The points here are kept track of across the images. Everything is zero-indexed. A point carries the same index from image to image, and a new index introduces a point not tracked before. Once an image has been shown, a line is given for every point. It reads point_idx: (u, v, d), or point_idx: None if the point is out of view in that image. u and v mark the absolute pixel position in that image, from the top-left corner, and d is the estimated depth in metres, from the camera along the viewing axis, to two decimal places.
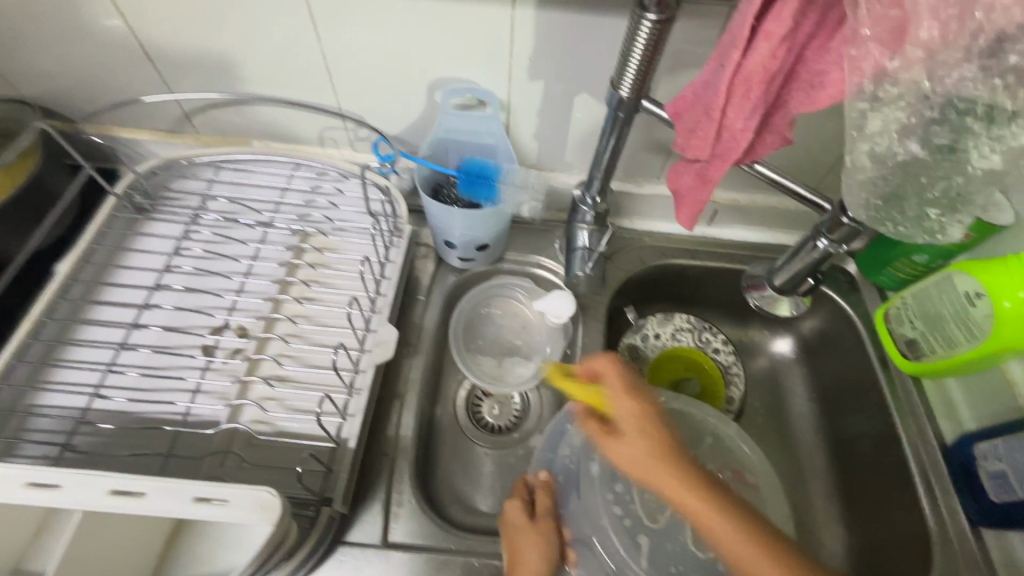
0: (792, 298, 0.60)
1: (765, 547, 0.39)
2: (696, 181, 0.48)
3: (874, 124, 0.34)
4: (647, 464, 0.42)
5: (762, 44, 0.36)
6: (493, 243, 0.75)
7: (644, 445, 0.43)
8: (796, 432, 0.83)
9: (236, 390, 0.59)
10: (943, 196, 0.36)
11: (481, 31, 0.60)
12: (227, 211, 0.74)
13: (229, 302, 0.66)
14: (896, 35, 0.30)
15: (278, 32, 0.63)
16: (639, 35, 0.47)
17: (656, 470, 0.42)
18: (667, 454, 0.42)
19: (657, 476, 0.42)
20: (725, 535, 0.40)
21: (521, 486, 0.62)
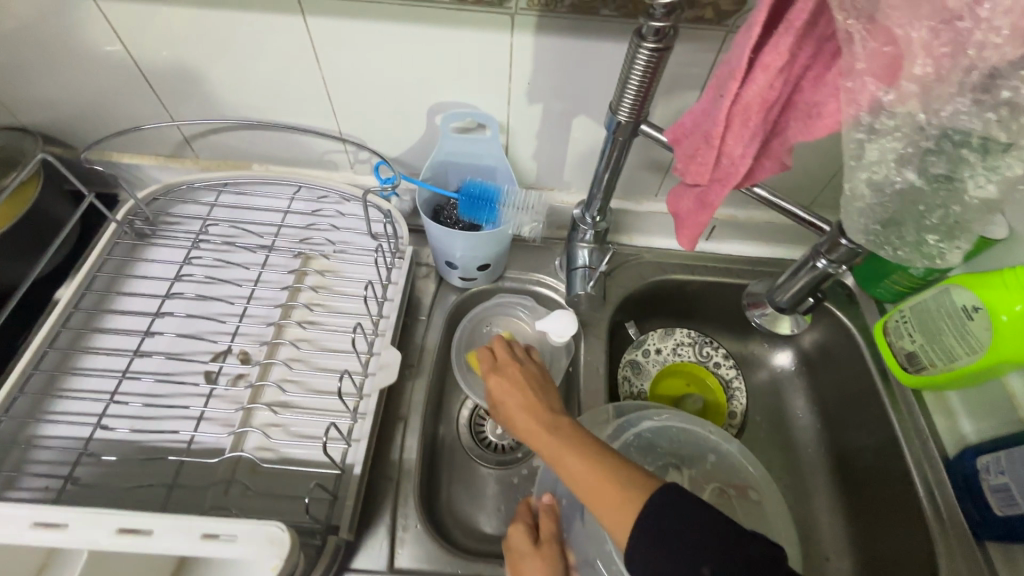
0: (794, 315, 0.62)
1: (603, 476, 0.42)
2: (695, 204, 0.49)
3: (871, 154, 0.34)
4: (526, 423, 0.51)
5: (759, 76, 0.37)
6: (495, 263, 0.75)
7: (519, 406, 0.52)
8: (798, 445, 0.84)
9: (239, 417, 0.59)
10: (941, 222, 0.36)
11: (480, 57, 0.61)
12: (228, 235, 0.74)
13: (231, 327, 0.66)
14: (890, 70, 0.31)
15: (280, 59, 0.63)
16: (637, 63, 0.48)
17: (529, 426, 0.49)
18: (534, 413, 0.50)
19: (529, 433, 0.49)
20: (573, 471, 0.44)
21: (523, 509, 0.60)
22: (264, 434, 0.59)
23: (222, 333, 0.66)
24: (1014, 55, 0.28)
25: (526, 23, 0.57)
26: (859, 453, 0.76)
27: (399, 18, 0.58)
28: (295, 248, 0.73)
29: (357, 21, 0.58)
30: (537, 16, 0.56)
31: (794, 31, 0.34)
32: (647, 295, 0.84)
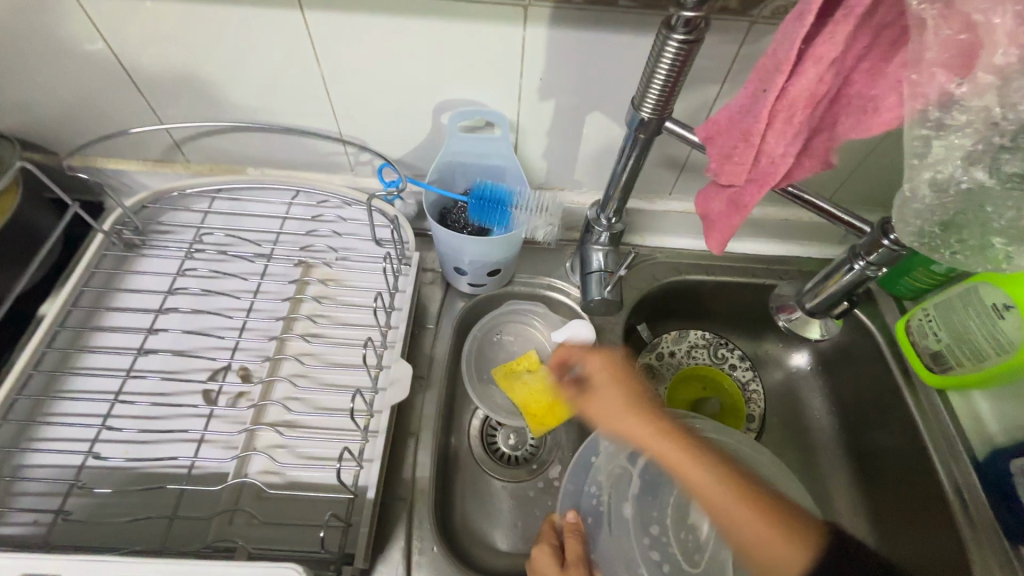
0: (825, 320, 0.58)
1: (776, 526, 0.44)
2: (727, 206, 0.46)
3: (936, 152, 0.32)
4: (634, 428, 0.51)
5: (810, 69, 0.34)
6: (505, 267, 0.72)
7: (632, 417, 0.51)
8: (814, 446, 0.81)
9: (242, 440, 0.56)
10: (1010, 224, 0.33)
11: (490, 52, 0.58)
12: (224, 244, 0.70)
13: (230, 342, 0.62)
14: (965, 59, 0.28)
15: (277, 56, 0.60)
16: (664, 57, 0.45)
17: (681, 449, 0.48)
18: (673, 433, 0.50)
19: (674, 453, 0.48)
20: (719, 504, 0.46)
21: (548, 529, 0.59)
22: (270, 457, 0.55)
23: (221, 349, 0.62)
24: None
25: (541, 15, 0.53)
26: (881, 454, 0.74)
27: (405, 12, 0.54)
28: (296, 256, 0.69)
29: (360, 16, 0.55)
30: (553, 8, 0.53)
31: (852, 19, 0.31)
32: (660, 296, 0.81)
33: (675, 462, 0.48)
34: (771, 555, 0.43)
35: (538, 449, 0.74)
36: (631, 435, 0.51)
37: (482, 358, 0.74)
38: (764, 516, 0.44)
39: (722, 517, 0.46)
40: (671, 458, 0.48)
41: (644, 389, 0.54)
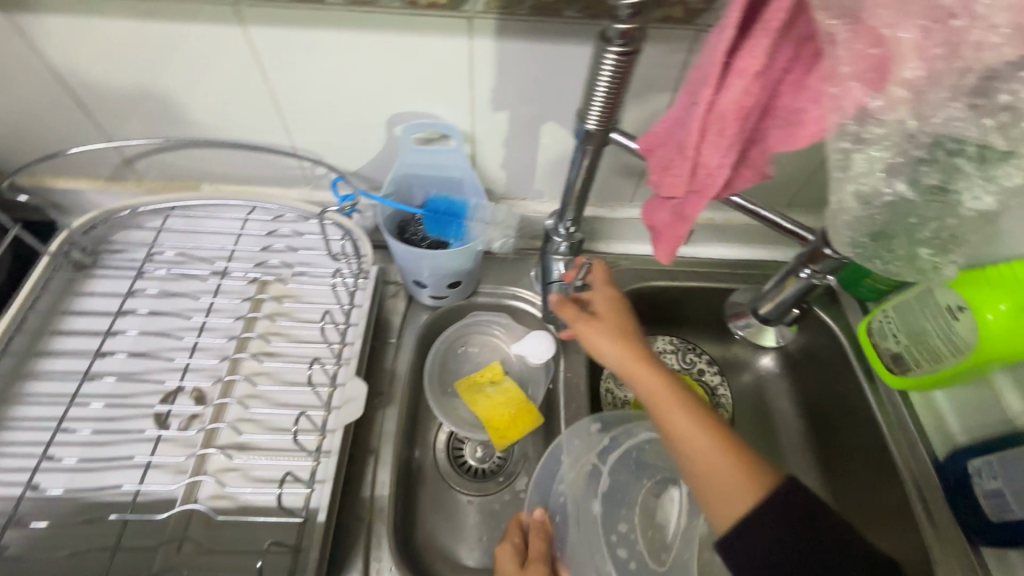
0: (779, 327, 0.60)
1: (736, 458, 0.46)
2: (672, 217, 0.46)
3: (858, 165, 0.31)
4: (620, 352, 0.54)
5: (736, 82, 0.34)
6: (466, 279, 0.71)
7: (620, 344, 0.54)
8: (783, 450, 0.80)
9: (191, 464, 0.54)
10: (936, 235, 0.33)
11: (438, 64, 0.57)
12: (177, 262, 0.68)
13: (180, 363, 0.61)
14: (878, 73, 0.28)
15: (221, 72, 0.59)
16: (604, 68, 0.45)
17: (658, 378, 0.51)
18: (656, 363, 0.52)
19: (653, 382, 0.51)
20: (689, 433, 0.48)
21: (513, 527, 0.58)
22: (219, 481, 0.54)
23: (171, 371, 0.61)
24: (1015, 56, 0.25)
25: (486, 27, 0.53)
26: (848, 456, 0.74)
27: (349, 26, 0.53)
28: (251, 272, 0.68)
29: (303, 30, 0.54)
30: (496, 19, 0.52)
31: (771, 33, 0.31)
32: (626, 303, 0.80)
33: (653, 390, 0.51)
34: (722, 480, 0.45)
35: (505, 461, 0.73)
36: (619, 362, 0.54)
37: (446, 370, 0.73)
38: (724, 447, 0.46)
39: (688, 445, 0.48)
40: (647, 385, 0.51)
41: (640, 332, 0.57)
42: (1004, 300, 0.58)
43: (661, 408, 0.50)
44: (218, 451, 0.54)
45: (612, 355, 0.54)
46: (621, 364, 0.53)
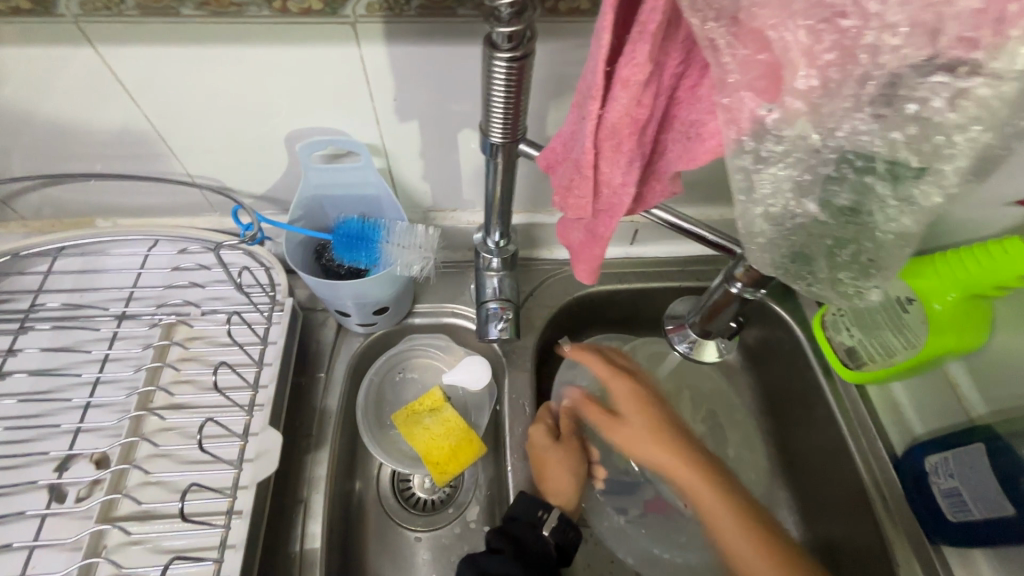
0: (719, 341, 0.52)
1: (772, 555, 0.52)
2: (587, 237, 0.41)
3: (763, 187, 0.27)
4: (654, 453, 0.57)
5: (621, 93, 0.29)
6: (395, 303, 0.66)
7: (659, 445, 0.57)
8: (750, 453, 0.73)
9: (87, 541, 0.49)
10: (854, 259, 0.29)
11: (329, 77, 0.51)
12: (70, 309, 0.62)
13: (71, 427, 0.55)
14: (772, 82, 0.24)
15: (87, 98, 0.52)
16: (495, 77, 0.39)
17: (706, 486, 0.55)
18: (694, 463, 0.56)
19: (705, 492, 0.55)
20: (738, 541, 0.53)
21: (544, 411, 0.65)
22: (118, 559, 0.49)
23: (62, 436, 0.55)
24: (917, 58, 0.21)
25: (373, 31, 0.47)
26: (808, 455, 0.69)
27: (220, 40, 0.47)
28: (156, 314, 0.62)
29: (172, 50, 0.48)
30: (383, 23, 0.46)
31: (651, 38, 0.26)
32: (573, 310, 0.75)
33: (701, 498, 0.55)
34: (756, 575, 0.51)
35: (455, 490, 0.69)
36: (661, 463, 0.57)
37: (383, 400, 0.69)
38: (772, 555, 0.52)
39: (735, 550, 0.53)
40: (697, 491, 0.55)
41: (673, 417, 0.60)
42: (952, 289, 0.56)
43: (706, 509, 0.55)
44: (113, 527, 0.48)
45: (655, 460, 0.57)
46: (662, 465, 0.57)
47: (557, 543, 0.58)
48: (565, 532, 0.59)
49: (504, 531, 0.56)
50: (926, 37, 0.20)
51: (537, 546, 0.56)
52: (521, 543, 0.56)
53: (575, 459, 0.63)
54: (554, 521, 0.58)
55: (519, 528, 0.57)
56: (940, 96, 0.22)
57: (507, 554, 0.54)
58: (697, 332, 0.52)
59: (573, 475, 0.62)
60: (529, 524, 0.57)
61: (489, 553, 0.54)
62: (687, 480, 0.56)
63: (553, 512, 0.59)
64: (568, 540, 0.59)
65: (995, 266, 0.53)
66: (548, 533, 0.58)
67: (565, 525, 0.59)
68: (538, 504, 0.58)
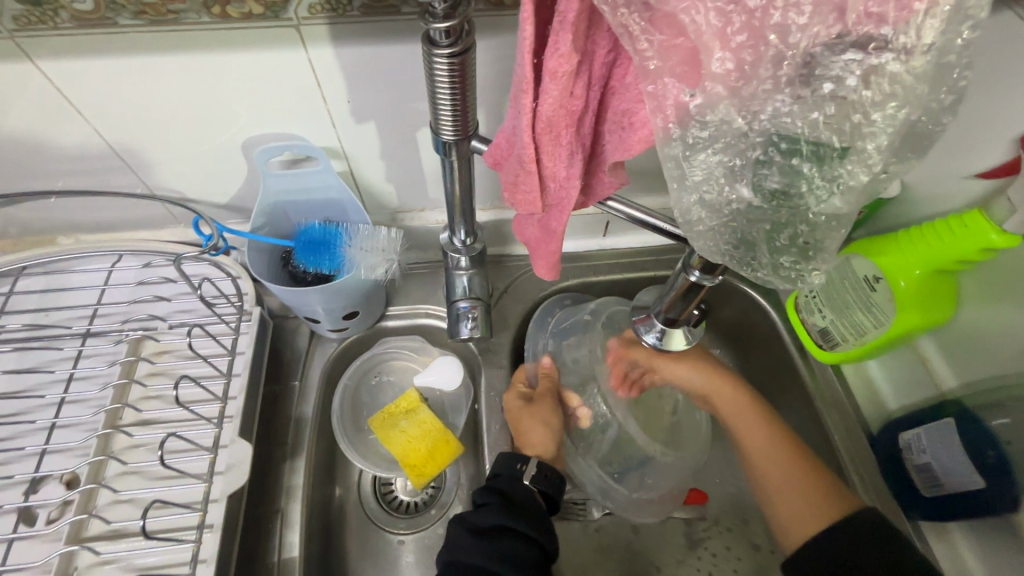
0: (686, 327, 0.51)
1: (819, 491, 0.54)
2: (541, 232, 0.40)
3: (696, 174, 0.26)
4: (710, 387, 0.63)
5: (551, 86, 0.28)
6: (365, 308, 0.65)
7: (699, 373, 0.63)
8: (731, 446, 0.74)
9: (56, 565, 0.48)
10: (792, 243, 0.28)
11: (279, 82, 0.50)
12: (31, 330, 0.61)
13: (35, 449, 0.54)
14: (692, 67, 0.24)
15: (31, 114, 0.51)
16: (437, 75, 0.39)
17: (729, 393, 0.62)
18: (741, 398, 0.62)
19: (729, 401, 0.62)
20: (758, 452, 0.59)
21: (519, 374, 0.67)
22: None
23: (28, 459, 0.54)
24: (828, 35, 0.21)
25: (318, 33, 0.46)
26: None
27: (163, 49, 0.46)
28: (123, 330, 0.61)
29: (111, 59, 0.47)
30: (327, 24, 0.46)
31: (572, 28, 0.26)
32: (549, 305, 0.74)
33: (731, 404, 0.62)
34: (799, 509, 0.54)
35: (437, 491, 0.68)
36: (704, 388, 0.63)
37: (360, 405, 0.68)
38: (778, 443, 0.58)
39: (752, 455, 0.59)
40: (723, 401, 0.62)
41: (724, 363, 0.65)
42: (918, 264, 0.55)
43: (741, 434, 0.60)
44: (82, 548, 0.48)
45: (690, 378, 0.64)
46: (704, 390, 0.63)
47: (542, 489, 0.57)
48: (548, 478, 0.58)
49: (488, 487, 0.56)
50: (834, 14, 0.21)
51: (523, 499, 0.55)
52: (507, 496, 0.55)
53: (550, 413, 0.63)
54: (534, 469, 0.57)
55: (501, 483, 0.57)
56: (852, 74, 0.22)
57: (494, 506, 0.54)
58: (661, 320, 0.50)
59: (549, 429, 0.62)
60: (511, 478, 0.57)
61: (475, 509, 0.55)
62: (718, 394, 0.63)
63: (532, 461, 0.58)
64: (553, 487, 0.58)
65: (956, 242, 0.52)
66: (531, 482, 0.57)
67: (546, 471, 0.58)
68: (517, 457, 0.58)
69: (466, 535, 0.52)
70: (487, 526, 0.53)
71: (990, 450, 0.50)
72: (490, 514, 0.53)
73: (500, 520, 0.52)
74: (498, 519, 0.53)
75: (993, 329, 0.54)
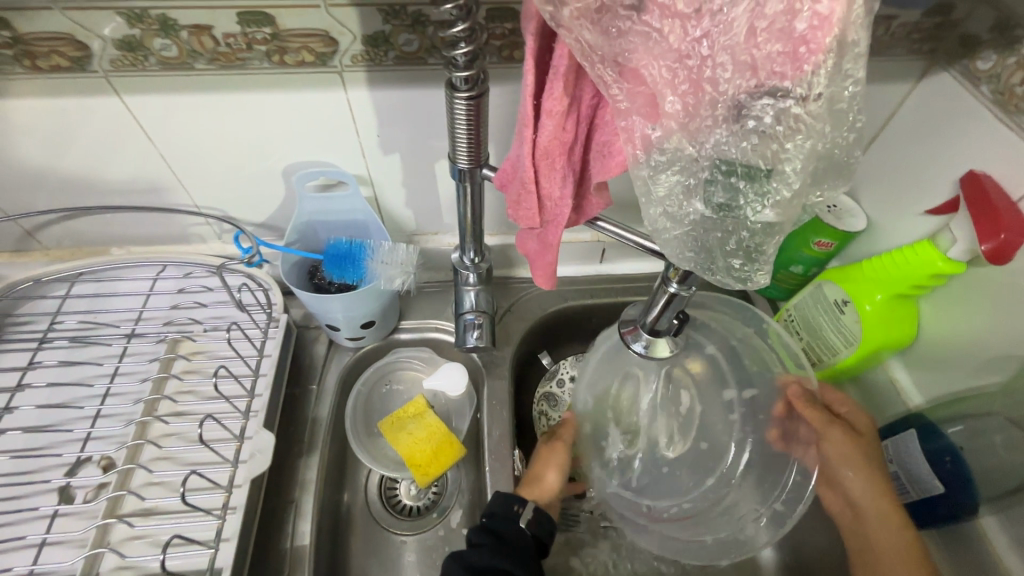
0: (669, 337, 0.56)
1: None
2: (540, 246, 0.47)
3: (660, 190, 0.33)
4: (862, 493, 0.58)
5: (547, 121, 0.36)
6: (381, 318, 0.72)
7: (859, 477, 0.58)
8: (798, 497, 0.59)
9: (93, 536, 0.53)
10: (739, 248, 0.35)
11: (320, 117, 0.59)
12: (81, 330, 0.68)
13: (81, 433, 0.60)
14: (652, 107, 0.31)
15: (110, 140, 0.59)
16: (457, 113, 0.47)
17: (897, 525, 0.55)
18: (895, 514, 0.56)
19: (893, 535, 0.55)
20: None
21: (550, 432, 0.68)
22: (121, 551, 0.53)
23: (72, 443, 0.60)
24: (749, 86, 0.29)
25: (357, 79, 0.55)
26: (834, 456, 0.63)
27: (229, 88, 0.55)
28: (162, 332, 0.68)
29: (184, 96, 0.56)
30: (366, 71, 0.55)
31: (563, 77, 0.34)
32: (549, 325, 0.80)
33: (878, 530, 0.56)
34: None
35: (439, 496, 0.72)
36: (862, 497, 0.58)
37: (371, 412, 0.74)
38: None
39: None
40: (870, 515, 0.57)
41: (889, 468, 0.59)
42: (880, 289, 0.60)
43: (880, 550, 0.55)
44: (119, 521, 0.53)
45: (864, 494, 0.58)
46: (862, 498, 0.58)
47: (535, 534, 0.58)
48: (541, 522, 0.59)
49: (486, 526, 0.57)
50: (749, 72, 0.28)
51: (512, 535, 0.57)
52: (501, 538, 0.56)
53: (560, 463, 0.65)
54: (530, 512, 0.58)
55: (495, 523, 0.57)
56: (769, 114, 0.29)
57: (488, 547, 0.55)
58: (647, 331, 0.56)
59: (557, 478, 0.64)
60: (505, 519, 0.57)
61: (471, 547, 0.56)
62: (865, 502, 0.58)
63: (528, 504, 0.59)
64: (546, 530, 0.59)
65: (910, 269, 0.57)
66: (525, 525, 0.58)
67: (540, 516, 0.59)
68: (513, 499, 0.59)
69: (459, 572, 0.53)
70: (481, 567, 0.53)
71: (947, 456, 0.55)
72: (485, 554, 0.54)
73: (493, 561, 0.53)
74: (490, 560, 0.53)
75: (949, 348, 0.59)
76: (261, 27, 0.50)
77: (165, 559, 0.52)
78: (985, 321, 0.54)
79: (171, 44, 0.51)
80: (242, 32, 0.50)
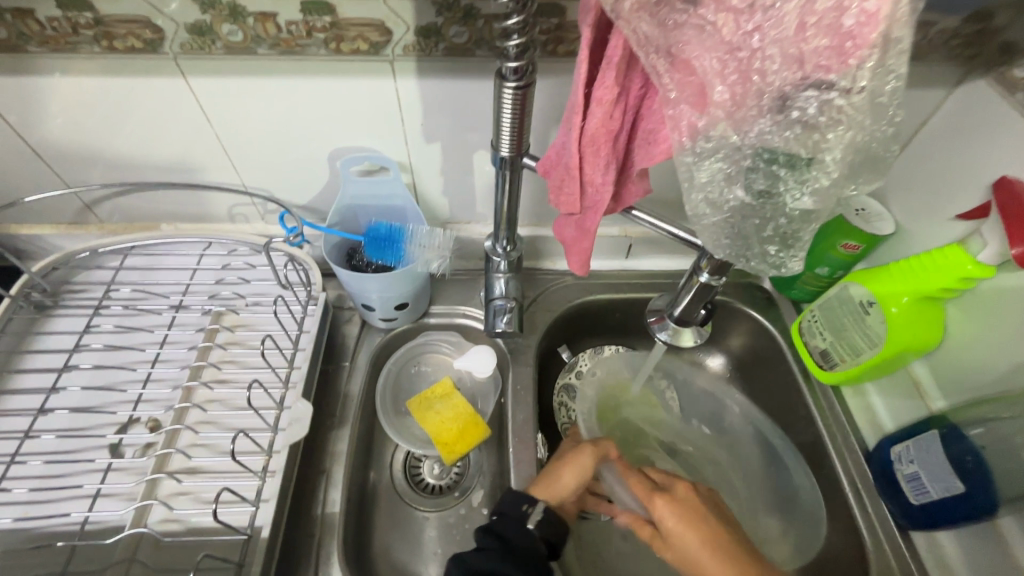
0: (694, 327, 0.59)
1: None
2: (578, 231, 0.49)
3: (702, 175, 0.36)
4: None
5: (596, 109, 0.38)
6: (413, 301, 0.74)
7: None
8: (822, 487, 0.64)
9: (142, 490, 0.57)
10: (775, 234, 0.37)
11: (369, 104, 0.62)
12: (133, 299, 0.72)
13: (133, 395, 0.64)
14: (700, 97, 0.33)
15: (171, 119, 0.63)
16: (504, 100, 0.49)
17: None
18: None
19: None
20: None
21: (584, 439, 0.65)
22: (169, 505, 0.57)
23: (123, 403, 0.64)
24: (795, 78, 0.31)
25: (407, 68, 0.58)
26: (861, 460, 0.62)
27: (286, 73, 0.58)
28: (207, 305, 0.72)
29: (244, 80, 0.59)
30: (416, 61, 0.57)
31: (615, 67, 0.36)
32: (574, 316, 0.82)
33: None
34: None
35: (461, 477, 0.74)
36: None
37: (399, 391, 0.76)
38: None
39: None
40: None
41: None
42: (907, 292, 0.61)
43: None
44: (167, 477, 0.57)
45: None
46: None
47: (545, 536, 0.58)
48: (554, 527, 0.59)
49: (490, 529, 0.58)
50: (796, 64, 0.30)
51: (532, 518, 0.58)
52: (505, 540, 0.57)
53: (581, 469, 0.61)
54: (538, 514, 0.59)
55: (504, 527, 0.58)
56: (812, 105, 0.31)
57: (493, 551, 0.55)
58: (673, 320, 0.58)
59: (573, 484, 0.61)
60: (515, 519, 0.58)
61: (475, 551, 0.56)
62: None
63: (537, 504, 0.59)
64: (558, 535, 0.59)
65: (938, 272, 0.58)
66: (534, 527, 0.58)
67: (551, 518, 0.59)
68: (524, 498, 0.60)
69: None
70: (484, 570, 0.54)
71: (967, 456, 0.55)
72: (489, 559, 0.55)
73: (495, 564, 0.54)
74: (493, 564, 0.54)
75: (975, 352, 0.59)
76: (322, 16, 0.53)
77: (212, 513, 0.56)
78: (1014, 325, 0.55)
79: (237, 29, 0.54)
80: (304, 20, 0.54)
